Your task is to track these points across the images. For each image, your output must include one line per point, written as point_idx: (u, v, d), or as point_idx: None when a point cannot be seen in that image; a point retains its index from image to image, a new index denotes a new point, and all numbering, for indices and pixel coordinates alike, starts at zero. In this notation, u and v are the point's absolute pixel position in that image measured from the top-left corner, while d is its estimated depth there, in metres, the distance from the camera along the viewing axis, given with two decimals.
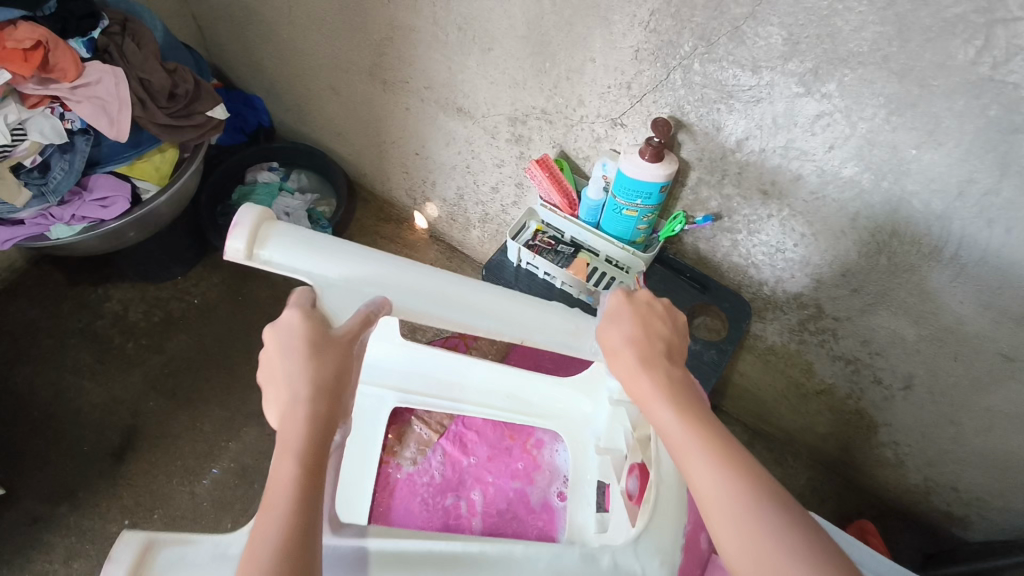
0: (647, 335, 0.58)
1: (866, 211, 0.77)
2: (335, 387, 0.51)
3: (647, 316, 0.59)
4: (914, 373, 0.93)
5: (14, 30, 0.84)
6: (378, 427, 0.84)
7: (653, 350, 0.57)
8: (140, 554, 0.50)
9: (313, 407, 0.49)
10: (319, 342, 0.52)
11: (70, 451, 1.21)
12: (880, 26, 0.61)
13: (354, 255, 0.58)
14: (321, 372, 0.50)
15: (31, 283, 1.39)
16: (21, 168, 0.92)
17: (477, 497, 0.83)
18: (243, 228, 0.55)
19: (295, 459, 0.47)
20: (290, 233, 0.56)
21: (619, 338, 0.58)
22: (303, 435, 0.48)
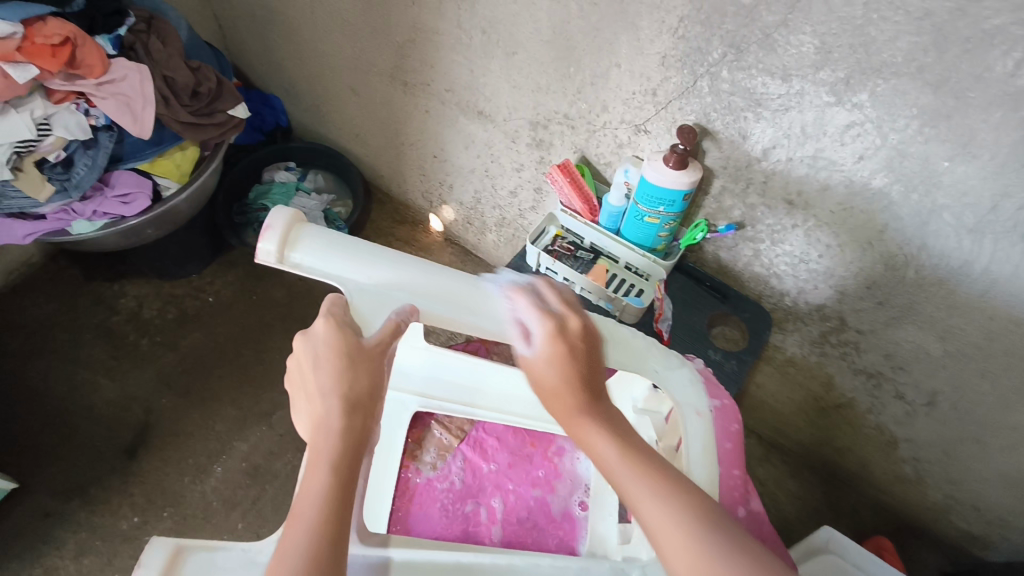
0: (579, 368, 0.57)
1: (895, 223, 0.76)
2: (366, 398, 0.52)
3: (575, 349, 0.58)
4: (938, 389, 0.91)
5: (42, 26, 0.84)
6: (397, 432, 0.84)
7: (584, 383, 0.57)
8: (169, 557, 0.52)
9: (344, 419, 0.50)
10: (352, 353, 0.52)
11: (83, 447, 1.21)
12: (916, 36, 0.60)
13: (384, 260, 0.58)
14: (352, 382, 0.51)
15: (48, 278, 1.39)
16: (45, 163, 0.93)
17: (497, 505, 0.83)
18: (275, 229, 0.54)
19: (325, 469, 0.48)
20: (322, 236, 0.56)
21: (552, 379, 0.57)
22: (333, 447, 0.49)
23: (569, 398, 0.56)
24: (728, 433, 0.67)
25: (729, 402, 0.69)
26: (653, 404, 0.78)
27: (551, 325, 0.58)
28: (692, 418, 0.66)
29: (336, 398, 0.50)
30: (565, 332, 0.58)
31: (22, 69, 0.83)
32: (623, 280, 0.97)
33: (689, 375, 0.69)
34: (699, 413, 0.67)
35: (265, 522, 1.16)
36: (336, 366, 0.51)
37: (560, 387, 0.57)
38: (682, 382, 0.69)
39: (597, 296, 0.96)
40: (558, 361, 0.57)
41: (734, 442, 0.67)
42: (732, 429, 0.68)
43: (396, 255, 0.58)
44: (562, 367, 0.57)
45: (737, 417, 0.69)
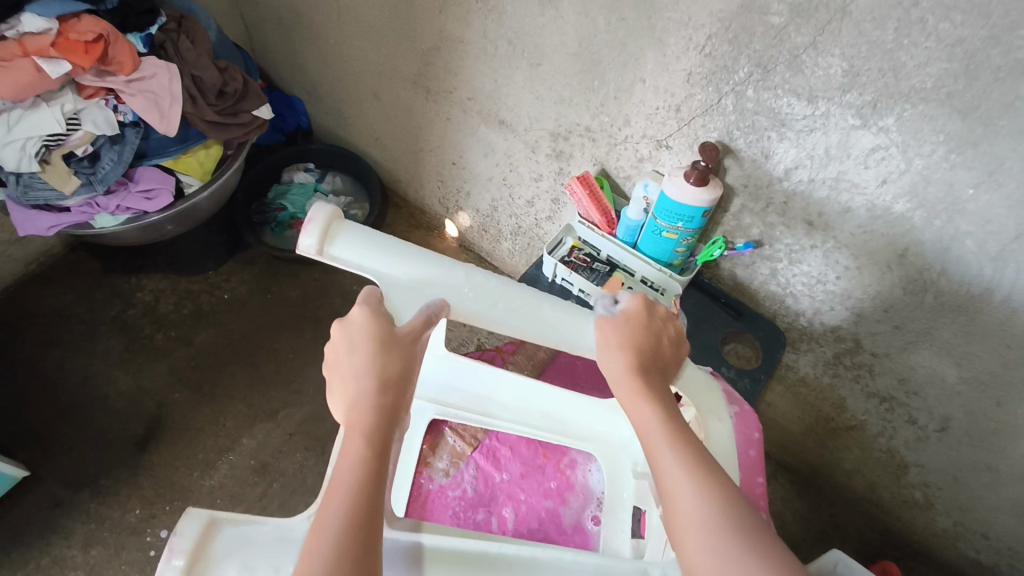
0: (646, 343, 0.60)
1: (915, 248, 0.76)
2: (397, 382, 0.53)
3: (652, 331, 0.61)
4: (952, 417, 0.90)
5: (77, 22, 0.85)
6: (414, 440, 0.84)
7: (647, 356, 0.60)
8: (203, 530, 0.49)
9: (377, 396, 0.51)
10: (386, 336, 0.54)
11: (94, 437, 1.22)
12: (947, 63, 0.61)
13: (420, 257, 0.59)
14: (385, 364, 0.53)
15: (66, 268, 1.41)
16: (72, 156, 0.94)
17: (508, 514, 0.82)
18: (316, 224, 0.55)
19: (359, 438, 0.49)
20: (360, 231, 0.57)
21: (625, 345, 0.60)
22: (368, 418, 0.50)
23: (637, 363, 0.58)
24: (749, 441, 0.66)
25: (748, 408, 0.68)
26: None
27: (643, 303, 0.62)
28: (715, 426, 0.65)
29: (371, 378, 0.51)
30: (652, 315, 0.62)
31: (55, 65, 0.84)
32: (639, 293, 0.97)
33: (708, 381, 0.66)
34: (721, 419, 0.65)
35: None
36: (373, 347, 0.53)
37: (629, 354, 0.59)
38: (699, 388, 0.66)
39: None
40: (634, 334, 0.61)
41: (758, 449, 0.66)
42: (754, 437, 0.66)
43: (433, 253, 0.60)
44: (630, 337, 0.60)
45: (758, 426, 0.67)
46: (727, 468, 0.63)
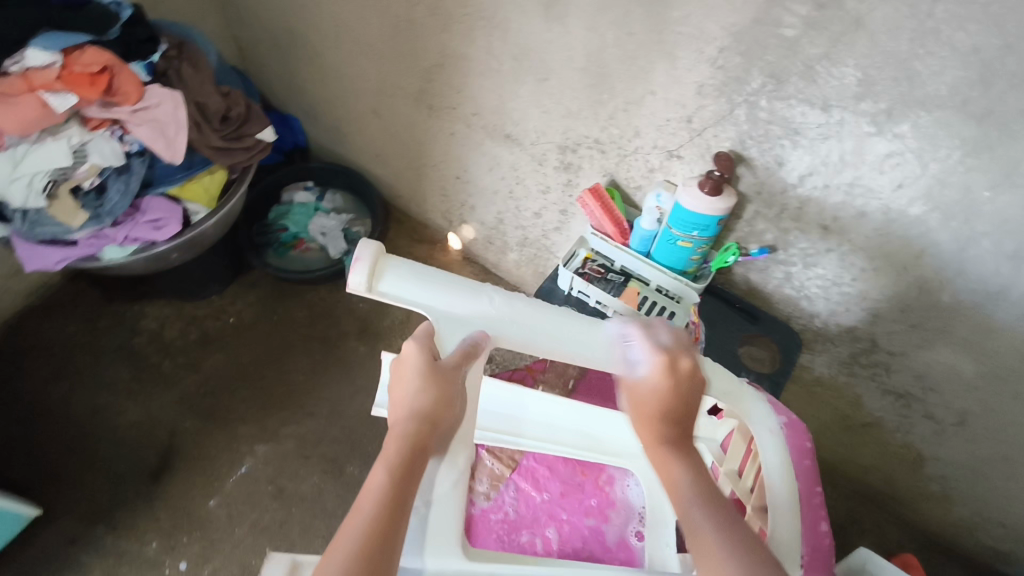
0: (675, 399, 0.55)
1: (931, 249, 0.77)
2: (437, 417, 0.54)
3: (682, 385, 0.55)
4: (969, 410, 0.92)
5: (81, 54, 0.84)
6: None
7: (677, 414, 0.55)
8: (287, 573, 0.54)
9: (415, 432, 0.52)
10: (434, 366, 0.55)
11: (107, 471, 1.20)
12: (962, 71, 0.62)
13: (466, 288, 0.60)
14: (422, 398, 0.54)
15: (67, 299, 1.39)
16: (79, 189, 0.93)
17: (552, 535, 0.82)
18: (364, 262, 0.56)
19: (383, 469, 0.50)
20: (406, 266, 0.58)
21: (649, 403, 0.55)
22: (394, 450, 0.51)
23: (663, 428, 0.55)
24: (800, 450, 0.66)
25: (794, 416, 0.68)
26: (709, 429, 0.79)
27: (667, 358, 0.56)
28: (766, 436, 0.64)
29: (413, 409, 0.53)
30: (677, 370, 0.55)
31: (62, 97, 0.83)
32: (655, 303, 0.97)
33: (754, 394, 0.65)
34: (771, 430, 0.64)
35: (292, 546, 1.15)
36: (423, 375, 0.55)
37: (653, 412, 0.55)
38: (747, 401, 0.64)
39: (629, 319, 0.97)
40: (664, 394, 0.55)
41: (813, 458, 0.65)
42: (806, 446, 0.66)
43: (477, 284, 0.61)
44: (661, 397, 0.55)
45: (807, 434, 0.67)
46: (782, 475, 0.61)
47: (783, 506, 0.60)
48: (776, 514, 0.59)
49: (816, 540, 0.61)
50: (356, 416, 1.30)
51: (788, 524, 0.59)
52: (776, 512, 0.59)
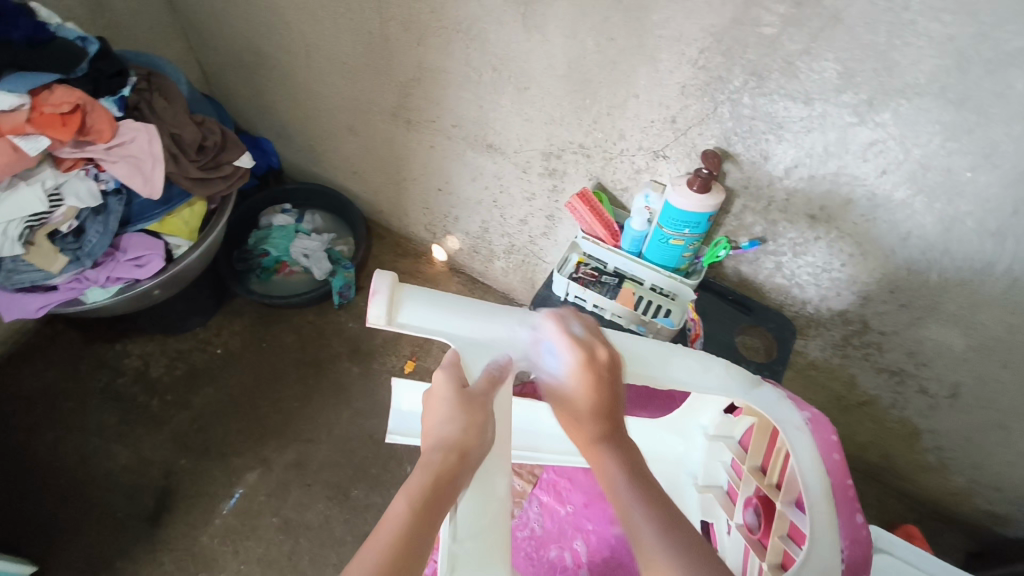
0: (603, 398, 0.60)
1: (918, 231, 0.79)
2: (468, 448, 0.53)
3: (603, 380, 0.60)
4: (961, 382, 0.95)
5: (49, 95, 0.81)
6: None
7: (608, 413, 0.60)
8: None
9: (443, 463, 0.52)
10: (466, 394, 0.56)
11: (103, 519, 1.16)
12: (939, 59, 0.64)
13: (487, 313, 0.60)
14: (451, 425, 0.54)
15: (44, 345, 1.34)
16: (56, 233, 0.90)
17: (580, 547, 0.84)
18: (381, 296, 0.55)
19: (404, 499, 0.50)
20: (424, 295, 0.58)
21: (579, 400, 0.59)
22: (417, 480, 0.51)
23: (596, 425, 0.59)
24: (826, 444, 0.65)
25: (817, 411, 0.67)
26: (726, 428, 0.80)
27: (582, 352, 0.60)
28: (794, 433, 0.64)
29: (440, 439, 0.53)
30: (596, 362, 0.60)
31: (32, 140, 0.80)
32: (651, 301, 0.98)
33: (776, 393, 0.66)
34: (798, 427, 0.64)
35: None
36: (455, 402, 0.55)
37: (582, 410, 0.59)
38: (770, 400, 0.66)
39: (628, 321, 0.97)
40: (587, 381, 0.60)
41: (841, 453, 0.64)
42: (832, 439, 0.65)
43: (498, 308, 0.61)
44: (594, 392, 0.60)
45: (832, 428, 0.66)
46: (815, 469, 0.62)
47: (818, 497, 0.60)
48: (814, 507, 0.59)
49: (853, 534, 0.59)
50: (356, 438, 1.28)
51: (826, 513, 0.59)
52: (813, 505, 0.59)
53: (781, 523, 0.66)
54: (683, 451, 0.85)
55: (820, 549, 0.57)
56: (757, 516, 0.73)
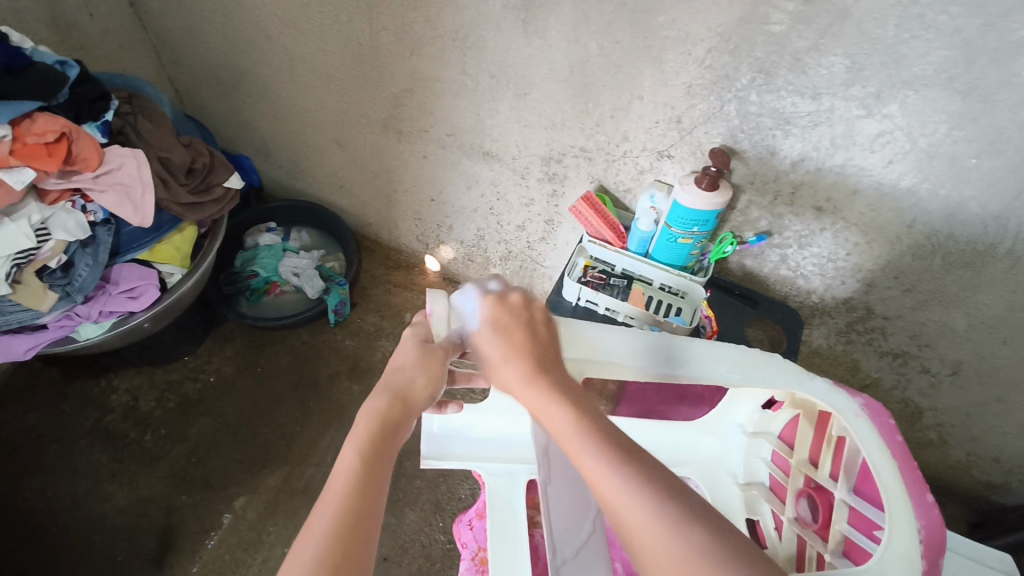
0: (527, 341, 0.60)
1: (923, 217, 0.81)
2: (413, 392, 0.57)
3: (517, 326, 0.61)
4: (963, 360, 0.97)
5: (31, 124, 0.79)
6: (517, 506, 0.83)
7: (535, 360, 0.59)
8: None
9: (391, 407, 0.55)
10: (428, 348, 0.61)
11: (103, 563, 1.11)
12: (946, 51, 0.65)
13: None
14: (403, 380, 0.58)
15: (23, 385, 1.28)
16: (45, 270, 0.87)
17: (630, 556, 0.84)
18: (436, 313, 0.65)
19: (353, 451, 0.51)
20: (469, 311, 0.66)
21: (495, 349, 0.60)
22: (367, 434, 0.52)
23: (523, 368, 0.58)
24: (887, 428, 0.64)
25: (871, 397, 0.67)
26: (765, 422, 0.82)
27: (495, 304, 0.62)
28: (854, 420, 0.64)
29: (388, 383, 0.57)
30: (507, 306, 0.62)
31: (17, 173, 0.78)
32: (661, 300, 0.98)
33: (825, 382, 0.67)
34: (857, 414, 0.65)
35: None
36: (417, 353, 0.60)
37: (520, 359, 0.59)
38: (823, 390, 0.67)
39: (641, 322, 0.97)
40: (506, 336, 0.60)
41: (902, 433, 0.64)
42: (891, 423, 0.65)
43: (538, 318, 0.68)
44: (507, 341, 0.60)
45: (887, 412, 0.66)
46: (883, 456, 0.62)
47: (891, 483, 0.60)
48: (886, 493, 0.60)
49: (928, 515, 0.58)
50: None
51: (901, 502, 0.59)
52: (888, 496, 0.59)
53: (841, 513, 0.67)
54: (719, 450, 0.88)
55: (900, 537, 0.57)
56: (810, 507, 0.74)
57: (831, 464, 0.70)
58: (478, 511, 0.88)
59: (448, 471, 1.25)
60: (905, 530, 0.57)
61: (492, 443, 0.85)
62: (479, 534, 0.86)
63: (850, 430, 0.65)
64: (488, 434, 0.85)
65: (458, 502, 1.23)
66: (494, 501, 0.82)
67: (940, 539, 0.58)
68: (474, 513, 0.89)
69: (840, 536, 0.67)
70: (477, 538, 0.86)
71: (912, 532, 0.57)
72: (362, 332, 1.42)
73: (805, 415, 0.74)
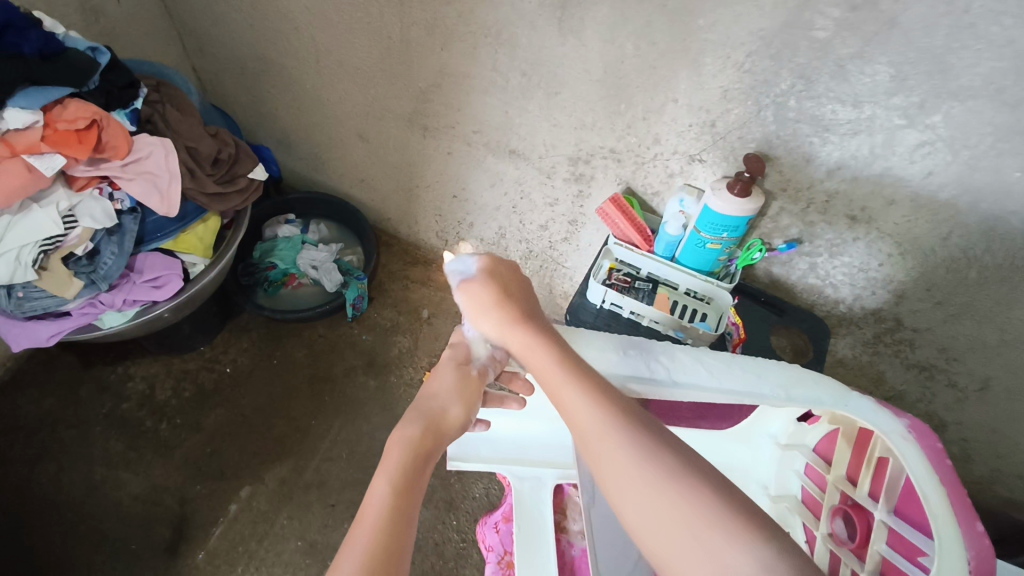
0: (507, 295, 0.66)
1: (960, 230, 0.78)
2: (445, 421, 0.61)
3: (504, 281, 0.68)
4: (992, 375, 0.91)
5: (63, 111, 0.80)
6: (546, 512, 0.84)
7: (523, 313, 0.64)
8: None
9: (422, 438, 0.57)
10: (464, 372, 0.67)
11: (115, 552, 1.11)
12: (997, 62, 0.63)
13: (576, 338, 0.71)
14: (439, 413, 0.61)
15: (41, 370, 1.28)
16: (71, 257, 0.88)
17: None
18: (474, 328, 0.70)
19: (384, 482, 0.52)
20: None
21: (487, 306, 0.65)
22: (397, 465, 0.53)
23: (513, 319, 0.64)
24: (935, 452, 0.63)
25: (916, 418, 0.66)
26: (800, 435, 0.82)
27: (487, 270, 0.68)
28: (901, 443, 0.63)
29: (421, 413, 0.60)
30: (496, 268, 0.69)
31: (47, 159, 0.79)
32: (686, 306, 0.96)
33: (872, 402, 0.66)
34: (904, 437, 0.63)
35: None
36: (455, 382, 0.65)
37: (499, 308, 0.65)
38: (866, 410, 0.66)
39: (666, 326, 0.95)
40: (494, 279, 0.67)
41: (950, 457, 0.63)
42: (939, 447, 0.63)
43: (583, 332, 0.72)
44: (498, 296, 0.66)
45: (934, 434, 0.65)
46: (931, 480, 0.61)
47: (939, 509, 0.59)
48: (936, 521, 0.58)
49: (977, 544, 0.57)
50: (376, 455, 1.25)
51: (951, 531, 0.58)
52: (937, 522, 0.58)
53: (880, 533, 0.66)
54: (749, 459, 0.88)
55: (949, 566, 0.56)
56: (847, 528, 0.72)
57: (870, 482, 0.69)
58: (503, 514, 0.89)
59: (462, 470, 1.25)
60: (955, 559, 0.57)
61: (516, 445, 0.84)
62: (505, 537, 0.86)
63: (896, 452, 0.63)
64: (512, 436, 0.84)
65: (471, 500, 1.22)
66: (522, 505, 0.84)
67: (989, 571, 0.56)
68: (500, 516, 0.89)
69: (878, 556, 0.66)
70: (503, 541, 0.86)
71: (961, 561, 0.56)
72: (378, 328, 1.41)
73: (844, 432, 0.72)
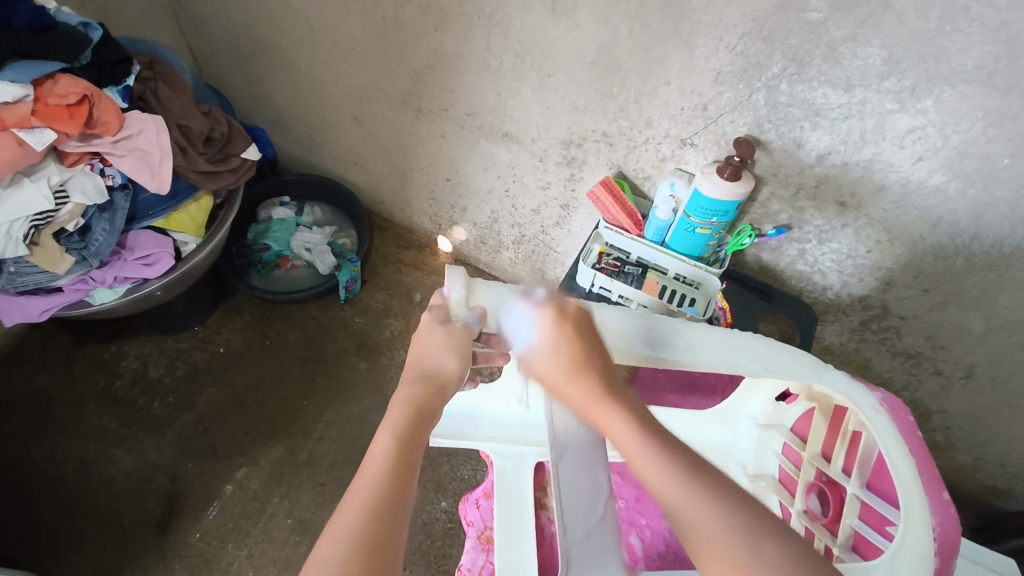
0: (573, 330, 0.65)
1: (949, 217, 0.79)
2: (443, 374, 0.60)
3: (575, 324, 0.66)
4: (976, 363, 0.92)
5: (54, 85, 0.80)
6: (525, 488, 0.84)
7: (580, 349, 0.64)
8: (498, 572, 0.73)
9: (424, 397, 0.58)
10: (449, 328, 0.62)
11: (108, 527, 1.12)
12: (988, 46, 0.64)
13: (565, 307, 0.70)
14: (438, 370, 0.60)
15: (35, 347, 1.28)
16: (62, 232, 0.88)
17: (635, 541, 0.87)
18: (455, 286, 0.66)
19: (389, 433, 0.54)
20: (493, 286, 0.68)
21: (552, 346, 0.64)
22: (403, 419, 0.56)
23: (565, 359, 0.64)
24: (905, 425, 0.64)
25: (890, 393, 0.67)
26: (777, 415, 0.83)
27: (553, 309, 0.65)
28: (873, 416, 0.64)
29: (422, 371, 0.60)
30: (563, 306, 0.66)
31: (38, 134, 0.79)
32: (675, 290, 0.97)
33: (845, 377, 0.66)
34: (876, 410, 0.64)
35: None
36: (442, 336, 0.61)
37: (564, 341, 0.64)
38: (841, 386, 0.66)
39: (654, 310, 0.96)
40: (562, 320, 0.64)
41: (921, 431, 0.64)
42: (909, 420, 0.65)
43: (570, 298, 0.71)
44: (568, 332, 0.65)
45: (905, 409, 0.66)
46: (900, 451, 0.62)
47: (907, 477, 0.60)
48: (904, 490, 0.60)
49: (943, 512, 0.59)
50: (367, 436, 1.26)
51: (917, 499, 0.59)
52: (904, 490, 0.59)
53: (853, 508, 0.68)
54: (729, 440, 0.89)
55: (914, 532, 0.58)
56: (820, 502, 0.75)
57: (844, 458, 0.71)
58: (485, 491, 0.90)
59: (452, 452, 1.26)
60: (921, 526, 0.58)
61: (501, 424, 0.87)
62: (486, 513, 0.87)
63: (867, 424, 0.65)
64: (497, 415, 0.87)
65: (460, 482, 1.23)
66: (502, 482, 0.84)
67: (952, 539, 0.58)
68: (481, 493, 0.90)
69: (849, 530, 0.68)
70: (484, 517, 0.87)
71: (927, 528, 0.57)
72: (371, 310, 1.42)
73: (820, 408, 0.74)
